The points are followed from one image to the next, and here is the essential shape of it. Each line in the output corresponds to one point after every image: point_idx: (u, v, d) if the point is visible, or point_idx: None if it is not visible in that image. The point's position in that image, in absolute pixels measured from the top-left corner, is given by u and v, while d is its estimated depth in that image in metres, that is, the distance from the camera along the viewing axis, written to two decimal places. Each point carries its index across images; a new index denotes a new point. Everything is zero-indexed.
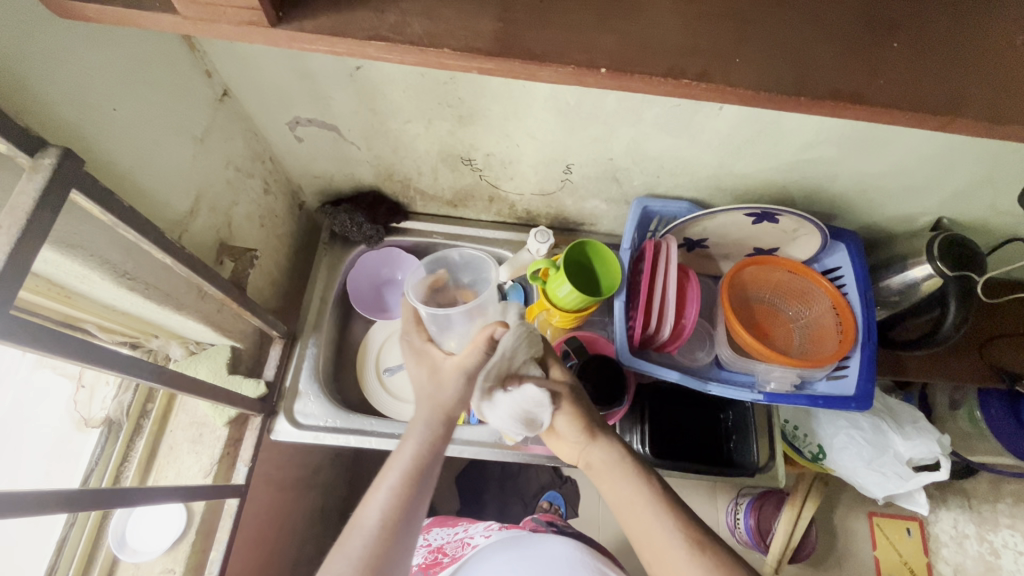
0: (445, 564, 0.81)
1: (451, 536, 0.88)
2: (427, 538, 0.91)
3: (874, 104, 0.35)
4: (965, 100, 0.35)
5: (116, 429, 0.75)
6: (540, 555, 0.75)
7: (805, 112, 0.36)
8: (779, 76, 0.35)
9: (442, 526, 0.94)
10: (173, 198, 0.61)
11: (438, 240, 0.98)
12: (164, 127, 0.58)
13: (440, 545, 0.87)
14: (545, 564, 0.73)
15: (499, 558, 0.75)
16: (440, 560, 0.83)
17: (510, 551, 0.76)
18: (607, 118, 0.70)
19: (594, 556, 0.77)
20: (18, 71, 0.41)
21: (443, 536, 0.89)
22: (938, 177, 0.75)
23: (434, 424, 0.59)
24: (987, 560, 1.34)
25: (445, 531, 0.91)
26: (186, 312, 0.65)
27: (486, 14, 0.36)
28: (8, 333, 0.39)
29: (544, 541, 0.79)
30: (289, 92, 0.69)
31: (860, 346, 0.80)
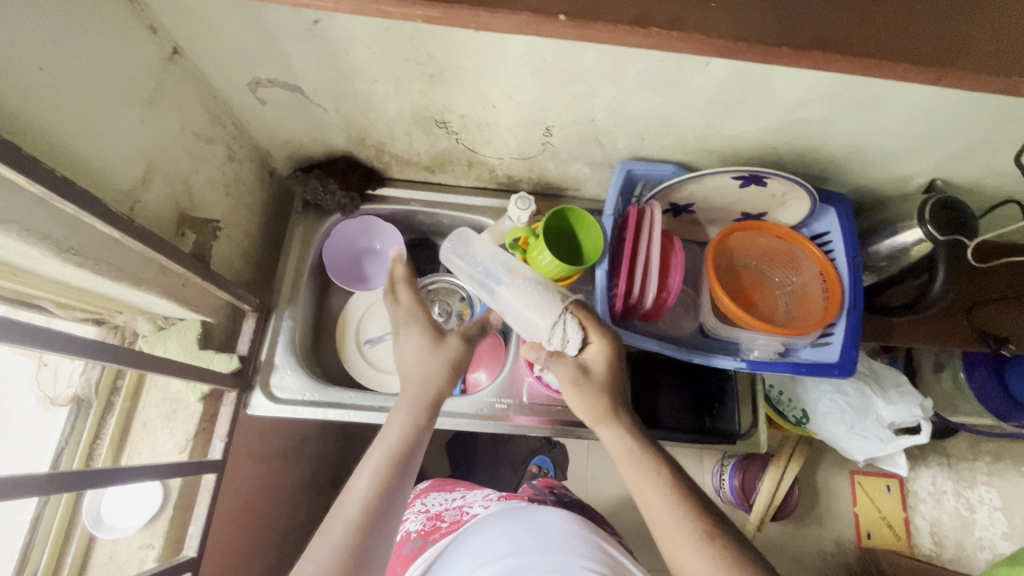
0: (442, 530, 0.81)
1: (448, 503, 0.90)
2: (424, 504, 0.93)
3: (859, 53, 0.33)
4: (959, 44, 0.32)
5: (86, 407, 0.73)
6: (541, 527, 0.72)
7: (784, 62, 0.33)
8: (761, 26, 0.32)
9: (439, 492, 0.97)
10: (120, 168, 0.57)
11: (416, 207, 0.95)
12: (104, 88, 0.53)
13: (437, 513, 0.88)
14: (545, 537, 0.70)
15: (502, 529, 0.72)
16: (437, 526, 0.84)
17: (511, 523, 0.73)
18: (587, 76, 0.66)
19: (595, 533, 0.75)
20: None
21: (440, 502, 0.91)
22: (934, 137, 0.72)
23: (402, 423, 0.62)
24: (962, 514, 1.38)
25: (442, 496, 0.93)
26: (145, 287, 0.62)
27: None
28: None
29: (544, 511, 0.77)
30: (245, 49, 0.64)
31: (846, 313, 0.79)
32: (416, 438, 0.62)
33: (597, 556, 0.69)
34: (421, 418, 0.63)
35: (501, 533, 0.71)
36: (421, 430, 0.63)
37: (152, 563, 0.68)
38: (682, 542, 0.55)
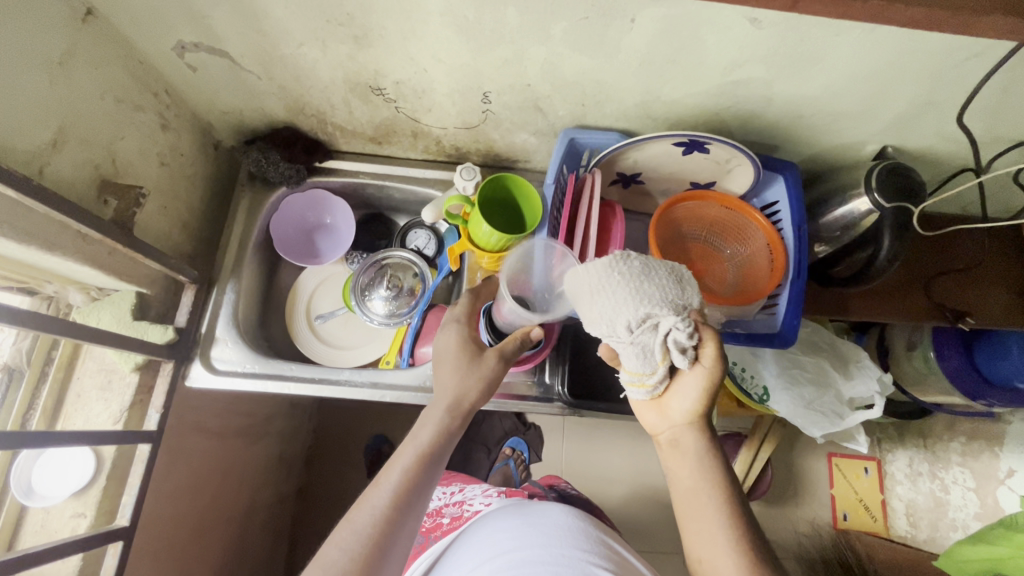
0: (444, 528, 0.85)
1: (447, 501, 0.94)
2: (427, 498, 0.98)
3: None
4: None
5: (18, 377, 0.73)
6: (544, 522, 0.71)
7: None
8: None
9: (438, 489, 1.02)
10: (25, 128, 0.56)
11: (365, 179, 0.94)
12: (2, 43, 0.52)
13: (438, 508, 0.93)
14: (548, 532, 0.69)
15: (509, 524, 0.72)
16: (440, 523, 0.88)
17: (515, 518, 0.73)
18: (513, 36, 0.64)
19: (596, 526, 0.74)
20: None
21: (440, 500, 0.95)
22: (877, 99, 0.70)
23: (437, 420, 0.62)
24: (937, 496, 1.35)
25: (442, 493, 0.98)
26: (61, 253, 0.62)
27: None
28: None
29: (546, 506, 0.77)
30: (161, 7, 0.63)
31: (791, 283, 0.78)
32: (448, 436, 0.63)
33: (600, 550, 0.69)
34: (454, 421, 0.63)
35: (505, 528, 0.71)
36: (445, 439, 0.62)
37: (84, 531, 0.69)
38: (717, 530, 0.55)
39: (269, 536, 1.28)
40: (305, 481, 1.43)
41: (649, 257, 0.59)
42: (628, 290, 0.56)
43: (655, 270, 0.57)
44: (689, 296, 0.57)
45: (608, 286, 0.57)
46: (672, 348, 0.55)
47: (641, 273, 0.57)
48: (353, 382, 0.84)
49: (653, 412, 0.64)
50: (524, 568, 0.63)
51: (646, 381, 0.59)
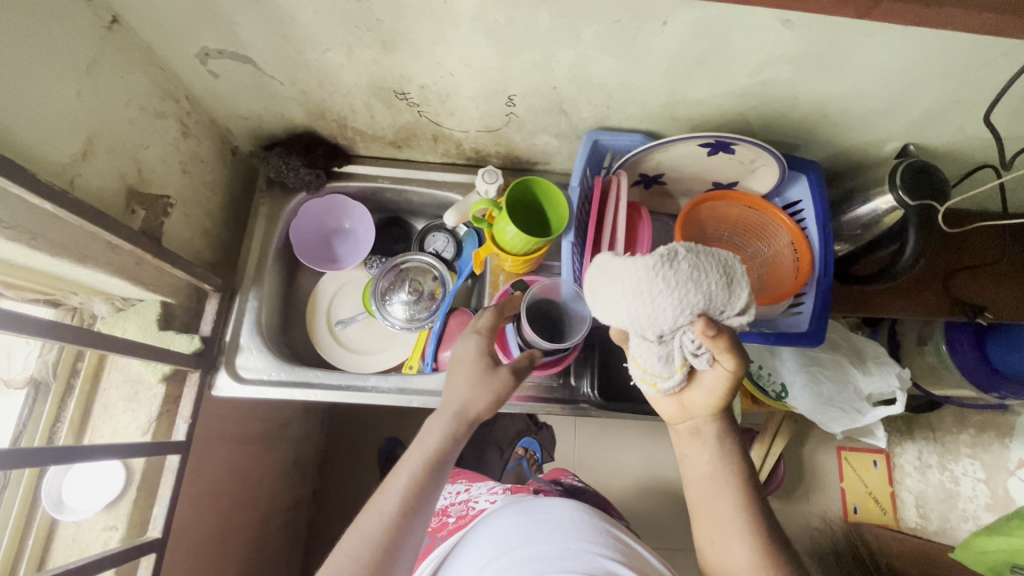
0: (451, 526, 0.84)
1: (454, 499, 0.93)
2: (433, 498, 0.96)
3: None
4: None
5: (44, 390, 0.72)
6: (546, 517, 0.70)
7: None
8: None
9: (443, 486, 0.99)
10: (57, 139, 0.55)
11: (384, 184, 0.93)
12: (32, 53, 0.51)
13: (446, 508, 0.92)
14: (550, 526, 0.68)
15: (514, 522, 0.71)
16: (445, 522, 0.87)
17: (521, 514, 0.73)
18: (543, 39, 0.64)
19: (603, 519, 0.73)
20: None
21: (446, 499, 0.94)
22: (902, 98, 0.70)
23: (443, 427, 0.61)
24: (947, 487, 1.36)
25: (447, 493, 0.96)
26: (93, 264, 0.61)
27: None
28: None
29: (550, 501, 0.75)
30: (187, 14, 0.62)
31: (817, 282, 0.78)
32: (454, 443, 0.61)
33: (609, 542, 0.67)
34: (460, 428, 0.62)
35: (511, 525, 0.71)
36: (451, 447, 0.61)
37: (116, 544, 0.68)
38: (733, 525, 0.58)
39: (286, 542, 1.28)
40: (319, 486, 1.43)
41: (699, 253, 0.47)
42: (666, 297, 0.46)
43: (705, 272, 0.47)
44: (736, 301, 0.49)
45: (642, 291, 0.47)
46: (690, 354, 0.52)
47: (688, 278, 0.46)
48: (379, 389, 0.84)
49: (669, 402, 0.62)
50: (529, 564, 0.62)
51: (658, 381, 0.56)
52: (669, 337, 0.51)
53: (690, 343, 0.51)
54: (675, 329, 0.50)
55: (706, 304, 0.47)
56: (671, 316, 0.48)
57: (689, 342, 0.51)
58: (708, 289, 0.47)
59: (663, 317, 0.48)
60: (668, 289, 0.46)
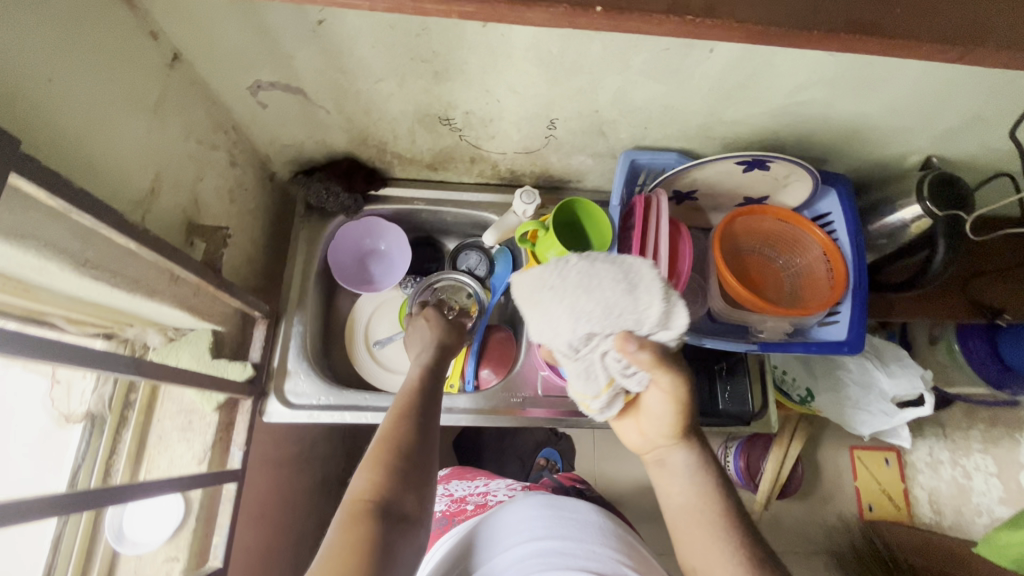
0: (470, 512, 0.75)
1: (472, 489, 0.84)
2: (447, 489, 0.87)
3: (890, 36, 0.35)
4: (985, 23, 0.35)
5: (100, 423, 0.72)
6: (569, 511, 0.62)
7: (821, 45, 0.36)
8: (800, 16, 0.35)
9: (461, 478, 0.91)
10: (130, 177, 0.56)
11: (420, 206, 0.95)
12: (110, 95, 0.52)
13: (462, 496, 0.82)
14: (573, 522, 0.60)
15: (528, 510, 0.62)
16: (463, 509, 0.78)
17: (540, 501, 0.64)
18: (592, 67, 0.66)
19: (621, 527, 0.65)
20: None
21: (464, 488, 0.85)
22: (929, 115, 0.73)
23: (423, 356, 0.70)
24: (960, 483, 1.31)
25: (465, 483, 0.87)
26: (159, 297, 0.62)
27: None
28: None
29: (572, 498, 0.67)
30: (246, 51, 0.63)
31: (852, 291, 0.81)
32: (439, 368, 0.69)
33: (628, 551, 0.59)
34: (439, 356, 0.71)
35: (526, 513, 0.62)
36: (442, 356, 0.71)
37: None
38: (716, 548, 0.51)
39: None
40: None
41: (595, 260, 0.51)
42: (568, 304, 0.50)
43: (601, 278, 0.50)
44: (651, 305, 0.49)
45: (543, 301, 0.51)
46: (618, 373, 0.53)
47: (579, 284, 0.50)
48: None
49: (631, 431, 0.59)
50: (551, 562, 0.53)
51: (590, 403, 0.56)
52: (589, 352, 0.52)
53: (613, 358, 0.52)
54: (589, 343, 0.52)
55: (613, 311, 0.50)
56: (579, 326, 0.50)
57: (613, 357, 0.52)
58: (608, 292, 0.50)
59: (567, 324, 0.51)
60: (564, 295, 0.50)
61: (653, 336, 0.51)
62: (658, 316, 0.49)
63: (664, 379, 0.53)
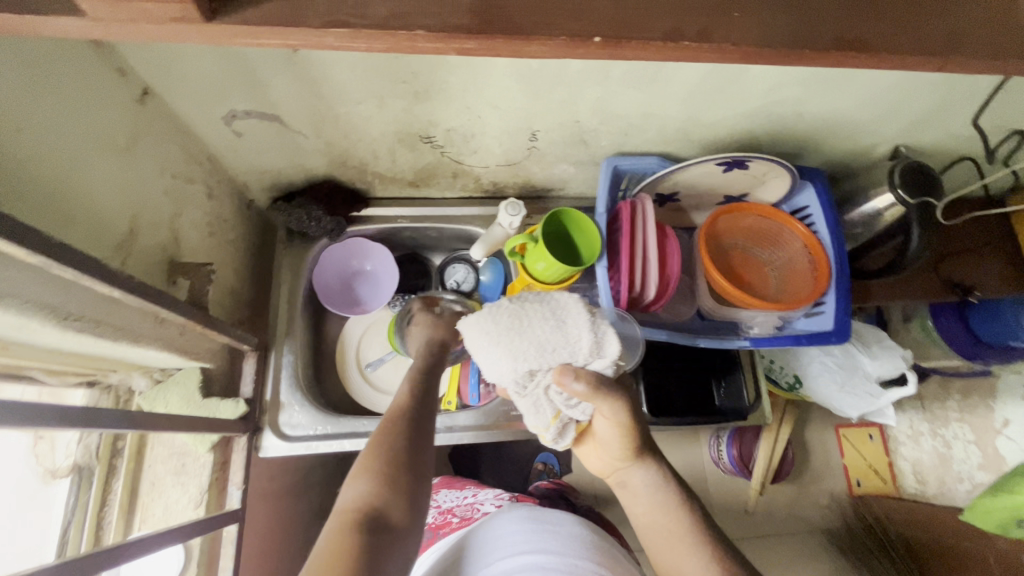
0: (455, 524, 0.73)
1: (460, 500, 0.81)
2: (436, 501, 0.83)
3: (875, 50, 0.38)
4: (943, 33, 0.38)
5: (88, 475, 0.70)
6: (555, 528, 0.61)
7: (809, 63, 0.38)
8: (785, 36, 0.38)
9: (450, 488, 0.87)
10: (107, 221, 0.54)
11: (404, 224, 0.94)
12: (82, 139, 0.50)
13: (450, 508, 0.79)
14: (558, 538, 0.59)
15: (513, 523, 0.62)
16: (449, 521, 0.75)
17: (527, 515, 0.63)
18: (573, 79, 0.66)
19: (607, 539, 0.64)
20: None
21: (452, 499, 0.82)
22: (896, 108, 0.76)
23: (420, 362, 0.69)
24: (940, 452, 1.34)
25: (454, 493, 0.84)
26: (145, 342, 0.59)
27: (460, 9, 0.35)
28: None
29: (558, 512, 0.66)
30: (219, 83, 0.62)
31: (835, 282, 0.83)
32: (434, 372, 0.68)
33: (612, 564, 0.59)
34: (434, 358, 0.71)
35: (512, 528, 0.61)
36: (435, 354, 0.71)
37: None
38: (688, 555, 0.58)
39: None
40: None
41: (524, 304, 0.57)
42: (505, 349, 0.56)
43: (534, 321, 0.55)
44: (581, 339, 0.55)
45: (483, 348, 0.57)
46: (563, 405, 0.59)
47: (514, 329, 0.55)
48: None
49: (594, 457, 0.67)
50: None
51: (546, 433, 0.62)
52: (533, 388, 0.58)
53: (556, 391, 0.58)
54: (532, 380, 0.57)
55: (546, 350, 0.55)
56: (521, 367, 0.56)
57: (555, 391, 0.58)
58: (540, 333, 0.55)
59: (510, 366, 0.56)
60: (500, 342, 0.56)
61: (589, 370, 0.56)
62: (586, 348, 0.55)
63: (608, 410, 0.59)
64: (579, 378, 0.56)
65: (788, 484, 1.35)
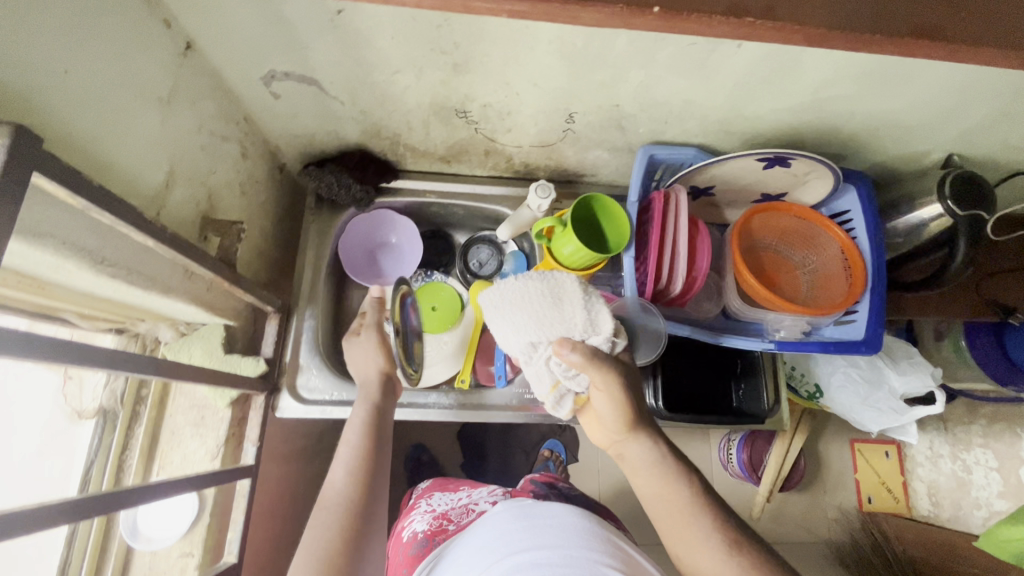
0: (451, 532, 0.72)
1: (455, 502, 0.80)
2: (429, 504, 0.82)
3: (949, 41, 0.36)
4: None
5: (112, 419, 0.73)
6: (549, 523, 0.60)
7: (875, 51, 0.37)
8: (856, 18, 0.35)
9: (442, 490, 0.86)
10: (145, 171, 0.55)
11: (432, 199, 0.93)
12: (125, 88, 0.51)
13: (444, 511, 0.78)
14: (554, 532, 0.58)
15: (508, 528, 0.61)
16: (445, 527, 0.74)
17: (519, 515, 0.63)
18: (616, 61, 0.64)
19: (606, 525, 0.63)
20: None
21: (446, 501, 0.80)
22: (955, 113, 0.72)
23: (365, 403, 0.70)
24: (960, 476, 1.26)
25: (448, 496, 0.83)
26: (173, 294, 0.61)
27: None
28: (30, 350, 0.38)
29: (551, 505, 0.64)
30: (261, 43, 0.61)
31: (870, 291, 0.80)
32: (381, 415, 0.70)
33: (612, 549, 0.57)
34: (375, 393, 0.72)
35: (507, 532, 0.60)
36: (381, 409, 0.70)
37: (193, 570, 0.71)
38: (695, 523, 0.56)
39: None
40: None
41: (524, 278, 0.61)
42: (507, 319, 0.60)
43: (532, 291, 0.59)
44: (574, 315, 0.58)
45: (493, 319, 0.62)
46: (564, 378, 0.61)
47: (515, 303, 0.60)
48: (439, 405, 0.86)
49: (594, 429, 0.66)
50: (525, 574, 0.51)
51: (554, 405, 0.65)
52: (536, 359, 0.61)
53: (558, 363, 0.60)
54: (534, 351, 0.61)
55: (542, 321, 0.58)
56: (522, 337, 0.60)
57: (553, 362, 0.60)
58: (534, 305, 0.59)
59: (513, 335, 0.61)
60: (505, 312, 0.60)
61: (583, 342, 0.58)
62: (579, 320, 0.58)
63: (601, 382, 0.58)
64: (569, 351, 0.57)
65: (798, 494, 1.33)
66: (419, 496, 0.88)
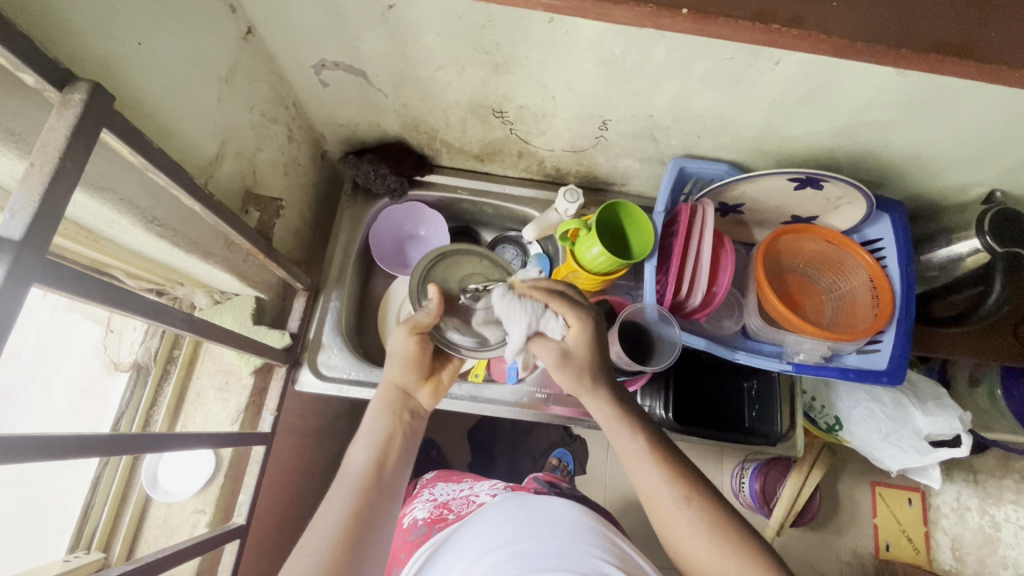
0: (450, 520, 0.72)
1: (457, 493, 0.81)
2: (431, 493, 0.84)
3: (978, 61, 0.36)
4: None
5: (145, 374, 0.78)
6: (547, 516, 0.60)
7: (905, 66, 0.37)
8: (880, 29, 0.36)
9: (445, 481, 0.87)
10: (199, 141, 0.59)
11: (463, 195, 0.96)
12: (190, 63, 0.55)
13: (445, 501, 0.79)
14: (552, 524, 0.58)
15: (505, 516, 0.61)
16: (444, 515, 0.75)
17: (515, 509, 0.63)
18: (652, 71, 0.66)
19: (604, 523, 0.63)
20: (55, 11, 0.39)
21: (447, 492, 0.82)
22: (1001, 147, 0.70)
23: (376, 426, 0.64)
24: (986, 532, 1.18)
25: (450, 487, 0.84)
26: (213, 260, 0.64)
27: None
28: (87, 292, 0.41)
29: (552, 499, 0.65)
30: (316, 32, 0.65)
31: (896, 322, 0.78)
32: (390, 445, 0.63)
33: (608, 546, 0.57)
34: (391, 415, 0.65)
35: (504, 519, 0.61)
36: (394, 429, 0.65)
37: (203, 527, 0.75)
38: (677, 518, 0.56)
39: None
40: None
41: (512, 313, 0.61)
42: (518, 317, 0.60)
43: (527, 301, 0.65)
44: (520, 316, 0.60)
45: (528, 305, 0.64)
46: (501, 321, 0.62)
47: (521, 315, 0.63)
48: (453, 395, 0.87)
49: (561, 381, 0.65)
50: (521, 562, 0.51)
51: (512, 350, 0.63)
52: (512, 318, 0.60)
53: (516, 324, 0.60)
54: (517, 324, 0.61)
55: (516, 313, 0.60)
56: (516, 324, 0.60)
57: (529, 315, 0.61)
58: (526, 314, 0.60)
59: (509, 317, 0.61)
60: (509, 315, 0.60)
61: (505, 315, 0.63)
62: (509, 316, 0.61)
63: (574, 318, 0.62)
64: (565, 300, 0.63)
65: (810, 531, 1.29)
66: (421, 486, 0.90)
